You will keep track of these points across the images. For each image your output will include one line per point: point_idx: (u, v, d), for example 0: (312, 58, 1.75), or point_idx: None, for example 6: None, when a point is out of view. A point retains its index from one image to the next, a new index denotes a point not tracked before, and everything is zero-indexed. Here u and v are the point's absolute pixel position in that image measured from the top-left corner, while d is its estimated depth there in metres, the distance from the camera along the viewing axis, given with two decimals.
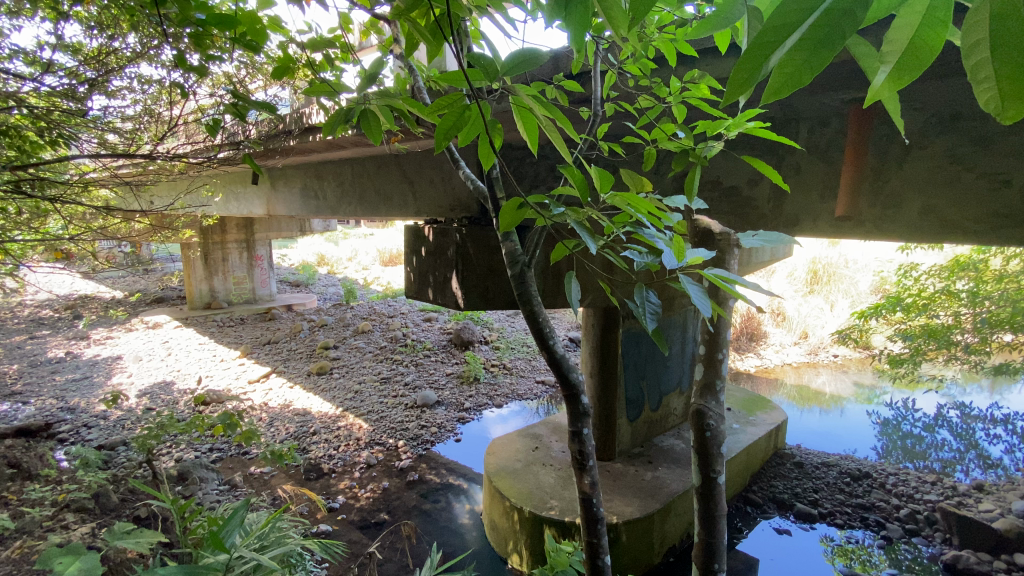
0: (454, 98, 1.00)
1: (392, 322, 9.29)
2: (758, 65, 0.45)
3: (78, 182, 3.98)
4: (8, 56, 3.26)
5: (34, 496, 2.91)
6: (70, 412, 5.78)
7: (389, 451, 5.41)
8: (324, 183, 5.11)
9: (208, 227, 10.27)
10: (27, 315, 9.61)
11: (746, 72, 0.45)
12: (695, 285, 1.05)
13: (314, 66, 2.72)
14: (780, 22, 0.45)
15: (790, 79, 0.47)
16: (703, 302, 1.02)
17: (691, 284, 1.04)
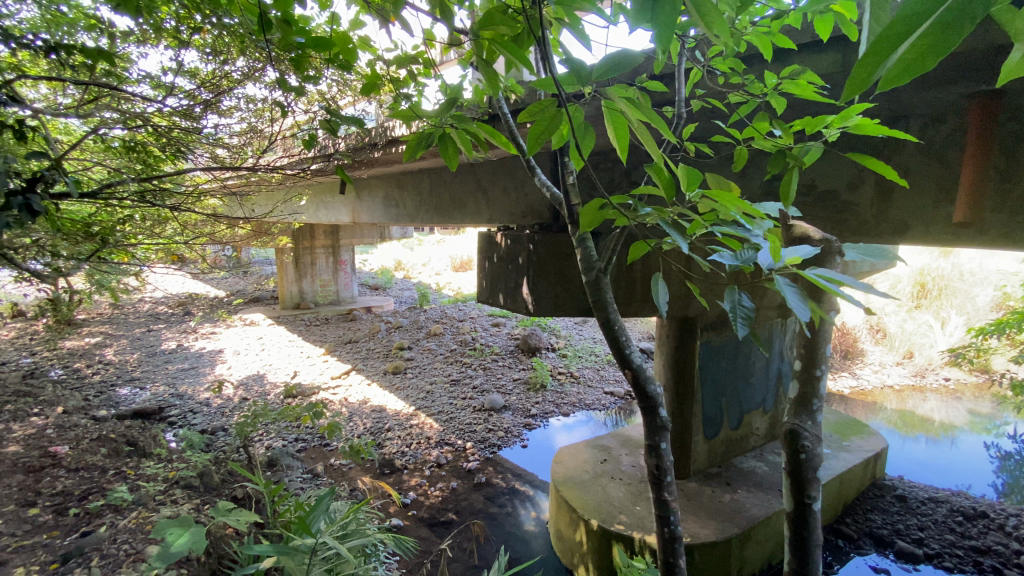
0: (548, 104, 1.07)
1: (462, 326, 9.52)
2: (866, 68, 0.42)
3: (193, 192, 4.46)
4: (139, 81, 3.72)
5: (150, 472, 3.26)
6: (180, 397, 6.44)
7: (457, 452, 5.53)
8: (403, 192, 5.37)
9: (299, 233, 11.13)
10: (147, 310, 10.87)
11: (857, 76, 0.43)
12: (791, 287, 0.99)
13: (398, 82, 2.87)
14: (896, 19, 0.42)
15: (913, 70, 0.42)
16: (801, 307, 0.96)
17: (787, 287, 0.98)
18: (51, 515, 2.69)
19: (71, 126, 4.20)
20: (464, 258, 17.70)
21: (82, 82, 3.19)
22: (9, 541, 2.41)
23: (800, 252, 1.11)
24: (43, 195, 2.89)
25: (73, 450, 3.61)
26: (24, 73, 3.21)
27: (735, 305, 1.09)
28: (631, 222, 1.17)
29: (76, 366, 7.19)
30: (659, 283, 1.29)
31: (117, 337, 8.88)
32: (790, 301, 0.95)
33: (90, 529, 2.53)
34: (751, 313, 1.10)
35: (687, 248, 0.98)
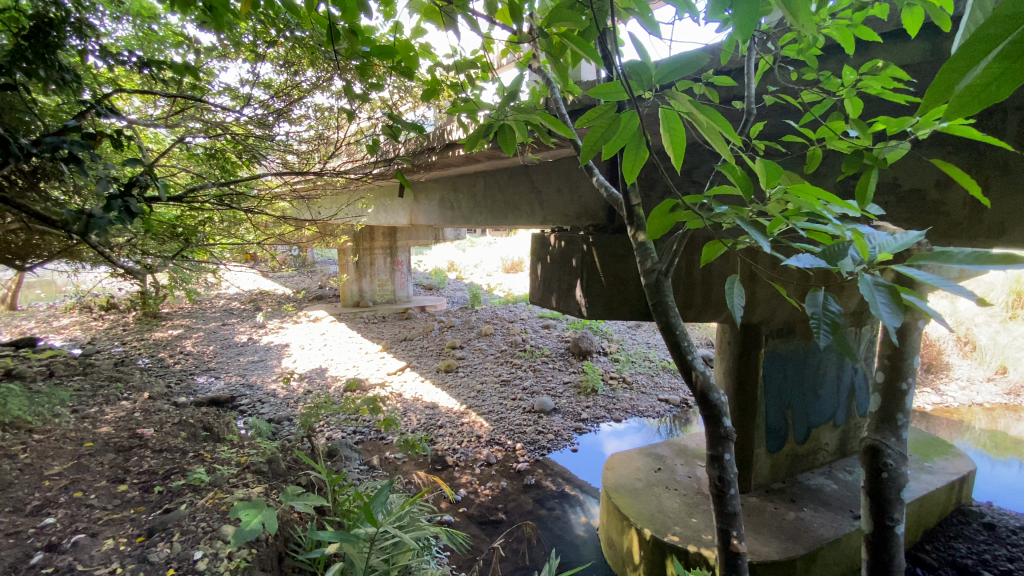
0: (605, 110, 1.11)
1: (513, 327, 9.58)
2: (942, 85, 0.42)
3: (265, 196, 4.74)
4: (220, 93, 4.02)
5: (224, 456, 3.50)
6: (250, 387, 6.87)
7: (507, 452, 5.56)
8: (458, 194, 5.49)
9: (360, 234, 11.61)
10: (223, 305, 11.69)
11: (940, 86, 0.42)
12: (882, 293, 0.95)
13: (457, 86, 2.94)
14: (995, 28, 0.40)
15: (991, 95, 0.41)
16: (890, 314, 0.91)
17: (876, 293, 0.95)
18: (139, 492, 2.94)
19: (160, 135, 4.58)
20: (516, 259, 17.82)
21: (170, 94, 3.47)
22: (102, 515, 2.66)
23: (893, 244, 1.08)
24: (137, 198, 3.15)
25: (157, 433, 3.94)
26: (123, 88, 3.54)
27: (818, 311, 1.12)
28: (707, 222, 1.22)
29: (160, 355, 7.83)
30: (733, 285, 1.38)
31: (196, 329, 9.60)
32: (878, 310, 0.91)
33: (171, 506, 2.73)
34: (836, 318, 1.10)
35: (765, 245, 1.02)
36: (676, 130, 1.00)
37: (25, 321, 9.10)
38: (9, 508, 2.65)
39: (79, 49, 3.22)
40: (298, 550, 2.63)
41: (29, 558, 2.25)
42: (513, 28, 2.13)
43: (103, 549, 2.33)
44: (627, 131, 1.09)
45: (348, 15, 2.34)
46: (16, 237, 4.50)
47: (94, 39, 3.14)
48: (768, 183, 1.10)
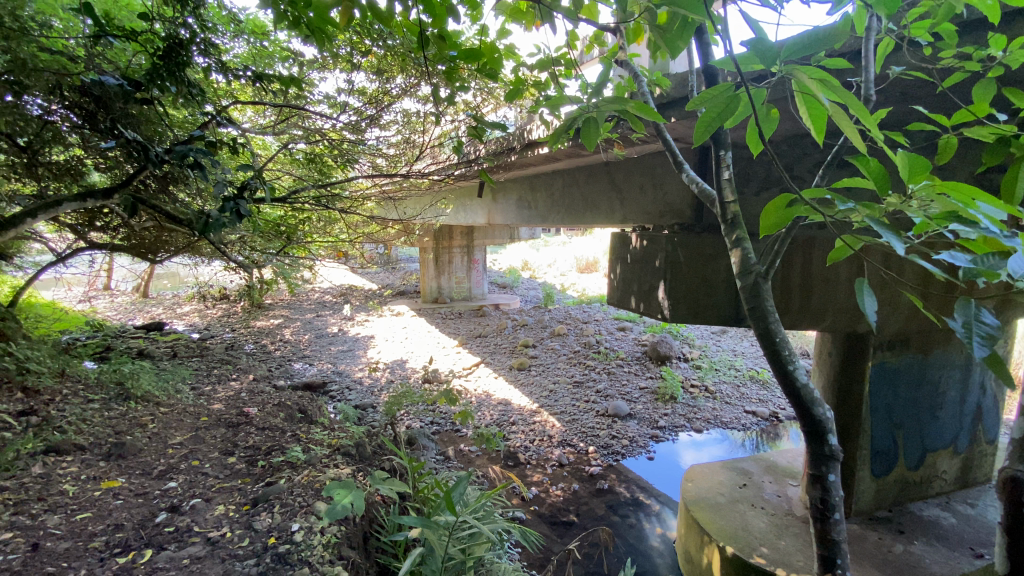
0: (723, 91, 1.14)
1: (587, 327, 9.46)
2: None
3: (356, 197, 5.05)
4: (320, 101, 4.33)
5: (318, 437, 3.77)
6: (339, 375, 7.37)
7: (579, 454, 5.51)
8: (536, 194, 5.53)
9: (440, 233, 12.02)
10: (315, 297, 12.63)
11: None
12: None
13: (540, 84, 2.98)
14: None
15: None
16: None
17: None
18: (245, 464, 3.25)
19: (268, 142, 5.02)
20: (591, 259, 17.63)
21: (278, 104, 3.78)
22: (214, 483, 2.97)
23: None
24: (246, 200, 3.47)
25: (260, 412, 4.33)
26: (238, 100, 3.92)
27: (970, 322, 1.00)
28: (829, 219, 1.17)
29: (263, 341, 8.61)
30: (866, 293, 1.30)
31: (293, 319, 10.44)
32: None
33: (272, 480, 2.99)
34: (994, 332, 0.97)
35: (902, 248, 0.93)
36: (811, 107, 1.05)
37: (155, 307, 10.40)
38: (140, 471, 3.04)
39: (203, 66, 3.61)
40: (381, 531, 2.78)
41: (156, 516, 2.56)
42: (599, 22, 2.11)
43: (216, 514, 2.59)
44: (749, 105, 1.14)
45: (437, 21, 2.43)
46: (150, 234, 5.14)
47: (215, 56, 3.51)
48: (910, 178, 1.04)
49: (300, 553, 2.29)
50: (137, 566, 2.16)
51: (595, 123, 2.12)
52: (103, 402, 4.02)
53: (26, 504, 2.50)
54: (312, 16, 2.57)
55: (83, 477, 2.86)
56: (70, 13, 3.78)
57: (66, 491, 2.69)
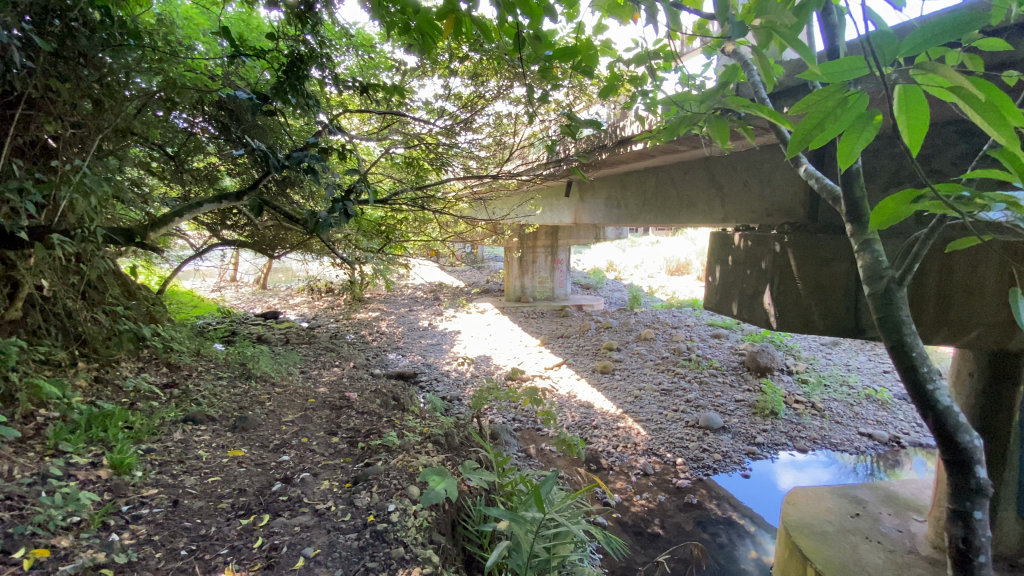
0: (827, 94, 1.03)
1: (676, 332, 9.05)
2: None
3: (449, 198, 5.25)
4: (419, 108, 4.56)
5: (411, 424, 3.97)
6: (428, 367, 7.71)
7: (666, 465, 5.29)
8: (627, 193, 5.50)
9: (525, 233, 12.14)
10: (407, 292, 13.35)
11: None
12: None
13: (637, 80, 2.90)
14: None
15: None
16: None
17: None
18: (346, 445, 3.51)
19: (371, 148, 5.38)
20: (681, 261, 16.91)
21: (382, 111, 4.05)
22: (321, 459, 3.24)
23: None
24: (352, 202, 3.74)
25: (359, 397, 4.65)
26: (346, 109, 4.23)
27: None
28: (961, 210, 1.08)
29: (362, 332, 9.25)
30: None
31: (388, 312, 11.10)
32: None
33: (370, 461, 3.18)
34: None
35: None
36: (921, 106, 0.95)
37: (271, 298, 11.58)
38: (259, 443, 3.40)
39: (320, 78, 3.95)
40: (468, 521, 2.86)
41: (271, 486, 2.84)
42: (705, 11, 2.01)
43: (322, 488, 2.82)
44: (854, 111, 1.01)
45: (533, 22, 2.45)
46: (270, 232, 5.74)
47: (329, 70, 3.82)
48: None
49: (395, 533, 2.43)
50: (255, 529, 2.40)
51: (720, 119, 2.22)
52: (229, 380, 4.54)
53: (169, 465, 2.89)
54: (416, 22, 2.70)
55: (213, 445, 3.25)
56: (211, 37, 4.30)
57: (200, 456, 3.07)
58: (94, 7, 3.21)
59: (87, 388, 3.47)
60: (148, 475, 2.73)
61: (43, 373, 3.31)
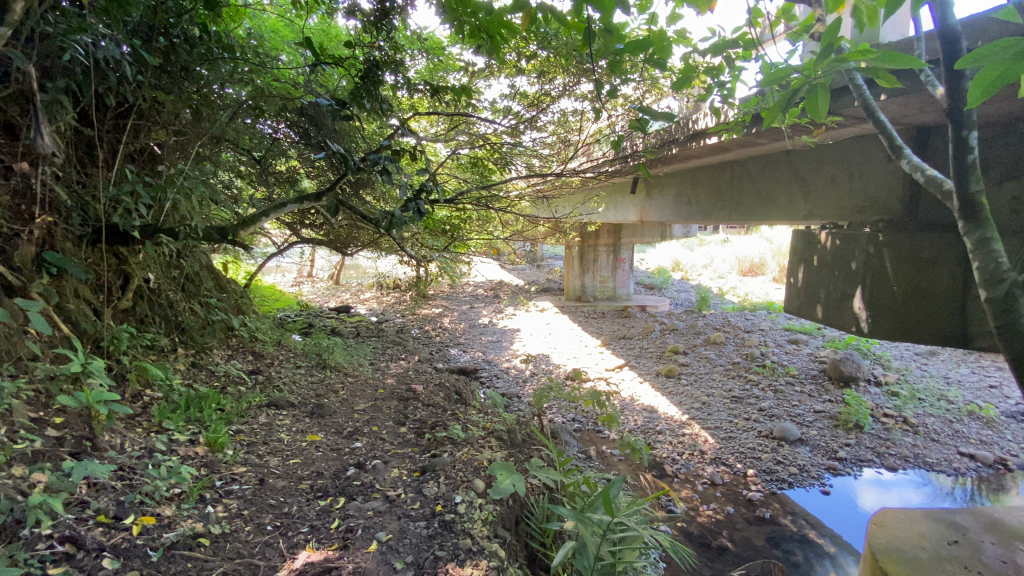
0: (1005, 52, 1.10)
1: (749, 336, 8.59)
2: None
3: (513, 197, 5.28)
4: (486, 108, 4.62)
5: (474, 419, 4.02)
6: (489, 363, 7.81)
7: (736, 476, 5.04)
8: (698, 189, 5.67)
9: (587, 231, 11.98)
10: (468, 289, 13.58)
11: None
12: None
13: (713, 71, 2.77)
14: None
15: None
16: None
17: None
18: (413, 435, 3.63)
19: (438, 148, 5.52)
20: (753, 261, 16.05)
21: (450, 112, 4.12)
22: (391, 448, 3.38)
23: None
24: (423, 201, 3.86)
25: (424, 390, 4.81)
26: (416, 112, 4.37)
27: None
28: None
29: (425, 327, 9.52)
30: None
31: (450, 309, 11.34)
32: None
33: (437, 452, 3.27)
34: None
35: None
36: None
37: (342, 293, 12.18)
38: (334, 429, 3.60)
39: (392, 82, 4.09)
40: (531, 518, 2.87)
41: (346, 470, 2.99)
42: None
43: (392, 475, 2.94)
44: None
45: (605, 16, 2.41)
46: (344, 231, 6.05)
47: (402, 73, 3.96)
48: None
49: (462, 524, 2.48)
50: (332, 510, 2.54)
51: (823, 90, 2.16)
52: (306, 368, 4.84)
53: (256, 445, 3.13)
54: (487, 24, 2.75)
55: (293, 429, 3.48)
56: (294, 47, 4.57)
57: (282, 439, 3.30)
58: (193, 24, 3.51)
59: (185, 371, 3.82)
60: (238, 454, 2.96)
61: (149, 357, 3.67)
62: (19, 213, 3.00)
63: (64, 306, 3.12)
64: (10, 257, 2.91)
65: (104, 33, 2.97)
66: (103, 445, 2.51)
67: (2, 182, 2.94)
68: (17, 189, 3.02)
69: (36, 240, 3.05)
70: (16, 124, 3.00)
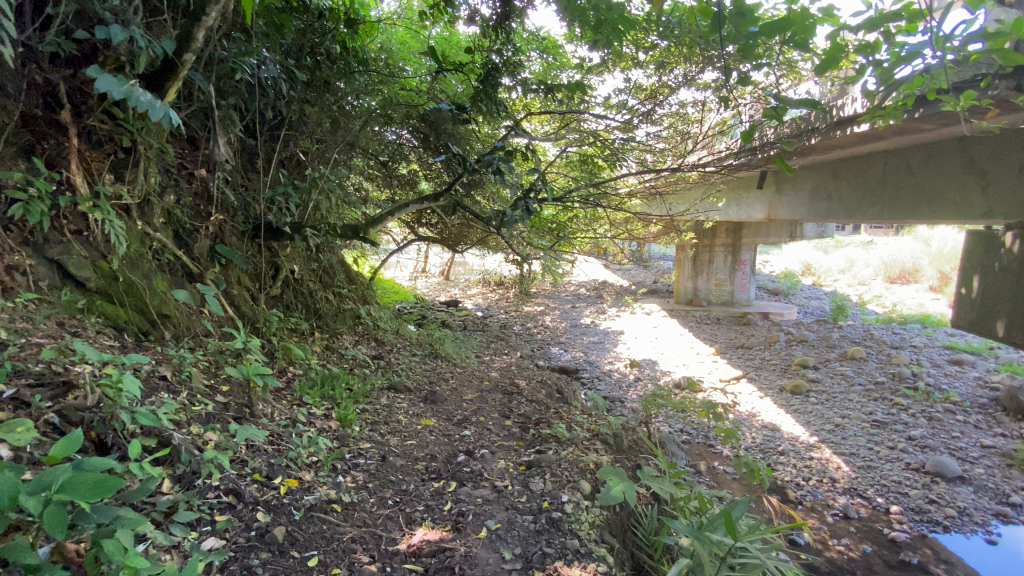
0: None
1: (896, 354, 7.47)
2: None
3: (624, 194, 5.13)
4: (599, 104, 4.54)
5: (578, 419, 3.97)
6: (590, 364, 7.68)
7: (875, 511, 4.42)
8: (841, 183, 5.37)
9: (702, 230, 11.30)
10: (572, 289, 13.49)
11: None
12: None
13: (867, 49, 2.43)
14: None
15: None
16: None
17: None
18: (518, 430, 3.69)
19: (548, 147, 5.55)
20: (904, 267, 14.01)
21: (563, 110, 4.12)
22: (498, 439, 3.47)
23: None
24: (532, 200, 3.89)
25: (527, 386, 4.87)
26: (529, 112, 4.41)
27: None
28: None
29: (528, 324, 9.64)
30: None
31: (552, 307, 11.36)
32: None
33: (542, 449, 3.29)
34: None
35: None
36: None
37: (451, 289, 12.79)
38: (446, 416, 3.80)
39: (508, 84, 4.19)
40: (638, 527, 2.78)
41: (456, 456, 3.14)
42: None
43: (499, 466, 3.02)
44: None
45: None
46: (458, 228, 6.35)
47: (518, 74, 4.04)
48: None
49: (569, 523, 2.48)
50: (445, 493, 2.68)
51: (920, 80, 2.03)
52: (421, 357, 5.17)
53: (378, 424, 3.41)
54: (609, 18, 2.69)
55: (410, 413, 3.73)
56: (420, 57, 4.88)
57: (400, 421, 3.55)
58: (335, 42, 3.90)
59: (321, 353, 4.27)
60: (364, 431, 3.25)
61: (293, 338, 4.17)
62: (199, 212, 3.58)
63: (230, 292, 3.67)
64: (191, 249, 3.49)
65: (266, 56, 3.42)
66: (258, 413, 2.90)
67: (188, 186, 3.53)
68: (199, 192, 3.60)
69: (210, 234, 3.63)
70: (199, 138, 3.56)
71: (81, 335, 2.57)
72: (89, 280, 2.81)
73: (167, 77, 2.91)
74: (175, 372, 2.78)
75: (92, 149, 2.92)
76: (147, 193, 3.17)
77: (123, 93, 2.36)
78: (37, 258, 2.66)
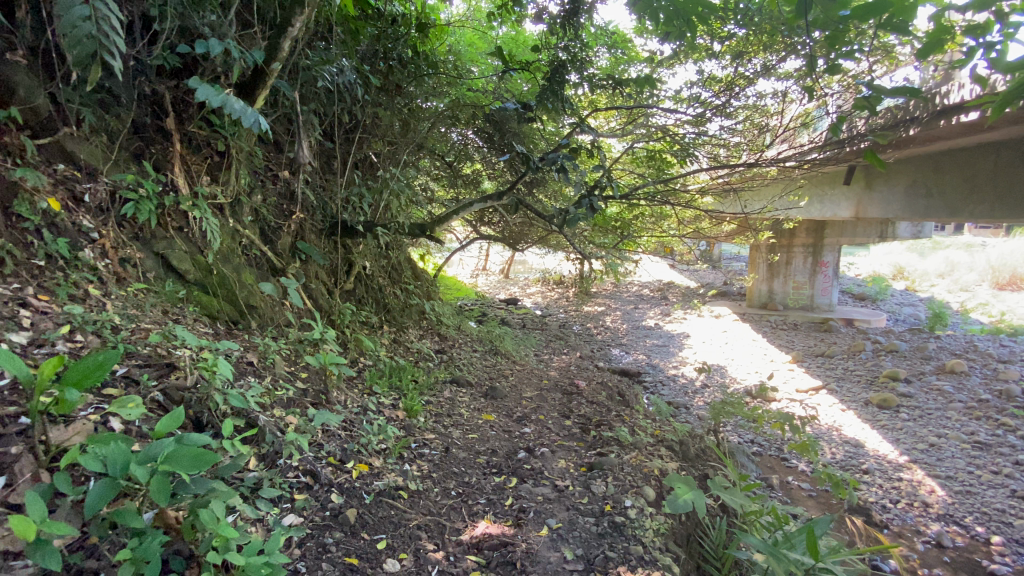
0: None
1: (1006, 370, 6.66)
2: None
3: (693, 192, 4.93)
4: (669, 99, 4.39)
5: (641, 423, 3.87)
6: (653, 368, 7.46)
7: (975, 542, 3.97)
8: (945, 177, 4.94)
9: (779, 230, 10.64)
10: (636, 289, 13.16)
11: None
12: None
13: (977, 31, 2.17)
14: None
15: None
16: None
17: None
18: (579, 431, 3.66)
19: (614, 144, 5.45)
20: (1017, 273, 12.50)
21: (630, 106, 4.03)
22: (558, 438, 3.47)
23: None
24: (597, 197, 3.84)
25: (588, 387, 4.82)
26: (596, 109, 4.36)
27: None
28: None
29: (589, 325, 9.51)
30: None
31: (613, 308, 11.15)
32: None
33: (603, 451, 3.25)
34: None
35: None
36: None
37: (512, 287, 12.86)
38: (507, 412, 3.84)
39: (575, 81, 4.15)
40: (704, 539, 2.68)
41: (516, 453, 3.17)
42: None
43: (560, 466, 3.01)
44: None
45: None
46: (522, 227, 6.38)
47: (585, 71, 4.00)
48: None
49: (632, 529, 2.43)
50: (506, 488, 2.72)
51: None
52: (483, 353, 5.25)
53: (442, 417, 3.50)
54: (685, 8, 2.60)
55: (472, 407, 3.80)
56: (488, 57, 4.95)
57: (462, 414, 3.63)
58: (407, 47, 4.07)
59: (390, 345, 4.45)
60: (428, 422, 3.35)
61: (365, 330, 4.38)
62: (283, 211, 3.84)
63: (309, 285, 3.91)
64: (276, 245, 3.75)
65: (344, 63, 3.61)
66: (332, 399, 3.07)
67: (273, 187, 3.80)
68: (283, 192, 3.86)
69: (292, 232, 3.87)
70: (283, 141, 3.83)
71: (181, 322, 2.83)
72: (189, 273, 3.09)
73: (256, 85, 3.13)
74: (260, 358, 3.01)
75: (192, 153, 3.22)
76: (238, 193, 3.45)
77: (220, 102, 2.57)
78: (146, 252, 2.96)
